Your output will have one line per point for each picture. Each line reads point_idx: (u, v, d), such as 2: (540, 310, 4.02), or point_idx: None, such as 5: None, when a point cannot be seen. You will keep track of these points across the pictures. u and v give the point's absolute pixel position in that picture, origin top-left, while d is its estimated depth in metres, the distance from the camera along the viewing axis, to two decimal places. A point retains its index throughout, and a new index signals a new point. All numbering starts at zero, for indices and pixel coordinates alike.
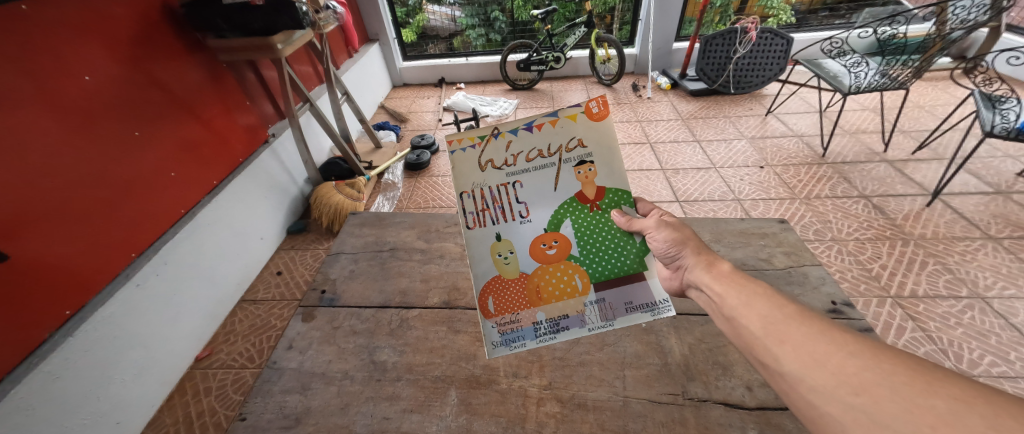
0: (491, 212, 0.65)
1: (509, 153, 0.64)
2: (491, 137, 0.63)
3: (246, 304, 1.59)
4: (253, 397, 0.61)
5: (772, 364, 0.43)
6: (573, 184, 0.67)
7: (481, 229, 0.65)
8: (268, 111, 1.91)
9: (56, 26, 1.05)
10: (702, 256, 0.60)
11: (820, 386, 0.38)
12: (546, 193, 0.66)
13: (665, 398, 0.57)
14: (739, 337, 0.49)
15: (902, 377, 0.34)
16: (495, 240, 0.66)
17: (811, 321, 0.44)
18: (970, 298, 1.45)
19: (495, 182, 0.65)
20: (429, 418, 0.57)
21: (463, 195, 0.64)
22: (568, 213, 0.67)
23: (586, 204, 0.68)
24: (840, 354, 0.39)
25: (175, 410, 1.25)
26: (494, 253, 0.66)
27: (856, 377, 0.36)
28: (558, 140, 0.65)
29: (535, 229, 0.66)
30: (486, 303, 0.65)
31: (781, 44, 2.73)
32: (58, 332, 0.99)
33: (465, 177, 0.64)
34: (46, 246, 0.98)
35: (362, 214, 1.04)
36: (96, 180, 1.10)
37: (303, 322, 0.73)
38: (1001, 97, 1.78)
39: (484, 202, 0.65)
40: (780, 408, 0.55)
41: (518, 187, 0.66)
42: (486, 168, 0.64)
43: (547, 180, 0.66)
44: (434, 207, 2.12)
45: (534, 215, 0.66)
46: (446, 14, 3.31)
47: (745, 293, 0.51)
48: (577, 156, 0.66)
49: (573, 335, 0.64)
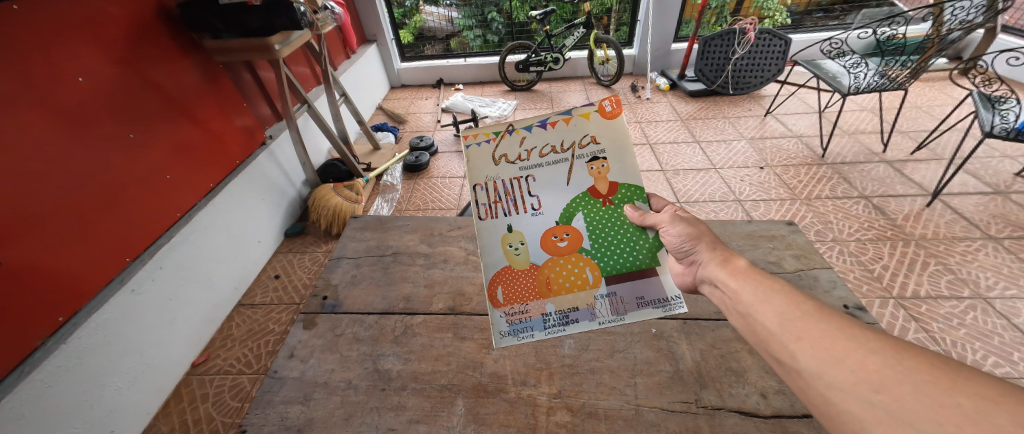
0: (503, 205, 0.65)
1: (524, 148, 0.64)
2: (506, 133, 0.64)
3: (243, 308, 1.56)
4: (253, 408, 0.59)
5: (789, 361, 0.42)
6: (585, 179, 0.66)
7: (493, 221, 0.65)
8: (266, 112, 1.89)
9: (49, 28, 1.03)
10: (717, 251, 0.59)
11: (839, 383, 0.37)
12: (557, 187, 0.66)
13: (678, 406, 0.56)
14: (753, 333, 0.48)
15: (926, 375, 0.33)
16: (506, 230, 0.65)
17: (829, 317, 0.43)
18: (972, 299, 1.45)
19: (509, 176, 0.64)
20: (436, 429, 0.55)
21: (476, 187, 0.64)
22: (578, 207, 0.66)
23: (599, 199, 0.67)
24: (859, 351, 0.38)
25: (171, 417, 1.23)
26: (505, 244, 0.65)
27: (878, 374, 0.35)
28: (571, 137, 0.65)
29: (545, 222, 0.66)
30: (495, 292, 0.64)
31: (779, 45, 2.74)
32: (52, 339, 0.96)
33: (479, 171, 0.63)
34: (40, 251, 0.95)
35: (363, 217, 1.02)
36: (88, 182, 1.07)
37: (304, 329, 0.72)
38: (1001, 98, 1.77)
39: (496, 195, 0.65)
40: (796, 417, 0.54)
41: (531, 181, 0.65)
42: (499, 162, 0.64)
43: (560, 175, 0.66)
44: (434, 208, 2.10)
45: (545, 208, 0.66)
46: (442, 15, 3.28)
47: (762, 289, 0.50)
48: (590, 153, 0.65)
49: (583, 329, 0.63)
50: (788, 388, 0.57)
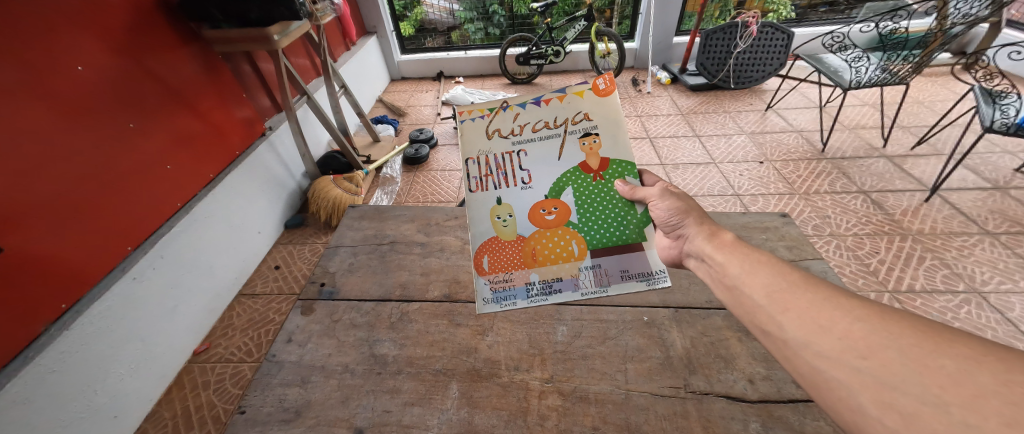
0: (493, 178, 0.66)
1: (517, 123, 0.66)
2: (501, 108, 0.66)
3: (244, 298, 1.58)
4: (251, 390, 0.61)
5: (776, 332, 0.43)
6: (576, 154, 0.67)
7: (483, 193, 0.66)
8: (265, 104, 1.89)
9: (47, 17, 1.03)
10: (705, 225, 0.59)
11: (826, 351, 0.37)
12: (548, 162, 0.66)
13: (668, 391, 0.57)
14: (738, 305, 0.49)
15: (911, 339, 0.34)
16: (495, 203, 0.66)
17: (815, 287, 0.44)
18: (967, 293, 1.46)
19: (500, 150, 0.65)
20: (429, 412, 0.57)
21: (468, 160, 0.65)
22: (568, 181, 0.67)
23: (589, 174, 0.67)
24: (846, 320, 0.38)
25: (174, 404, 1.25)
26: (493, 215, 0.67)
27: (863, 341, 0.36)
28: (564, 114, 0.66)
29: (535, 195, 0.66)
30: (481, 259, 0.66)
31: (782, 38, 2.70)
32: (54, 325, 0.98)
33: (472, 144, 0.65)
34: (42, 240, 0.96)
35: (361, 206, 1.03)
36: (88, 170, 1.08)
37: (302, 315, 0.73)
38: (1001, 93, 1.75)
39: (488, 168, 0.66)
40: (782, 401, 0.55)
41: (523, 156, 0.66)
42: (492, 136, 0.66)
43: (551, 150, 0.67)
44: (433, 200, 2.11)
45: (535, 182, 0.66)
46: (443, 8, 3.26)
47: (748, 262, 0.51)
48: (582, 129, 0.66)
49: (566, 298, 0.65)
50: (776, 375, 0.58)
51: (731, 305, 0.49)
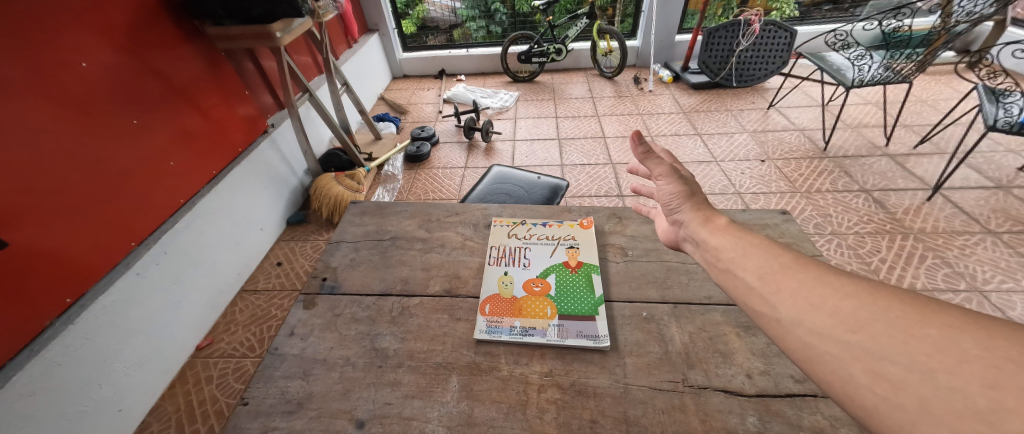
0: (505, 259, 0.83)
1: (528, 232, 0.90)
2: (519, 223, 0.92)
3: (246, 294, 1.59)
4: (254, 382, 0.61)
5: (768, 312, 0.43)
6: (563, 256, 0.82)
7: (495, 267, 0.81)
8: (268, 101, 1.90)
9: (52, 14, 1.03)
10: (701, 211, 0.60)
11: (817, 328, 0.37)
12: (543, 258, 0.82)
13: (666, 385, 0.58)
14: (732, 288, 0.48)
15: (898, 312, 0.35)
16: (502, 273, 0.79)
17: (807, 267, 0.44)
18: (968, 292, 1.46)
19: (513, 245, 0.86)
20: (429, 404, 0.57)
21: (492, 246, 0.86)
22: (553, 270, 0.79)
23: (569, 268, 0.79)
24: (836, 297, 0.39)
25: (177, 398, 1.26)
26: (500, 280, 0.77)
27: (853, 315, 0.36)
28: (560, 233, 0.89)
29: (529, 273, 0.78)
30: (483, 305, 0.72)
31: (784, 36, 2.65)
32: (60, 319, 0.99)
33: (497, 238, 0.88)
34: (47, 235, 0.98)
35: (363, 203, 1.04)
36: (93, 166, 1.09)
37: (304, 309, 0.74)
38: (1005, 91, 1.74)
39: (503, 254, 0.84)
40: (779, 395, 0.55)
41: (528, 251, 0.84)
42: (511, 237, 0.88)
43: (546, 251, 0.84)
44: (434, 198, 2.11)
45: (533, 265, 0.80)
46: (445, 6, 3.25)
47: (742, 246, 0.51)
48: (569, 242, 0.86)
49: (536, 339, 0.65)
50: (774, 369, 0.59)
51: (725, 288, 0.49)
